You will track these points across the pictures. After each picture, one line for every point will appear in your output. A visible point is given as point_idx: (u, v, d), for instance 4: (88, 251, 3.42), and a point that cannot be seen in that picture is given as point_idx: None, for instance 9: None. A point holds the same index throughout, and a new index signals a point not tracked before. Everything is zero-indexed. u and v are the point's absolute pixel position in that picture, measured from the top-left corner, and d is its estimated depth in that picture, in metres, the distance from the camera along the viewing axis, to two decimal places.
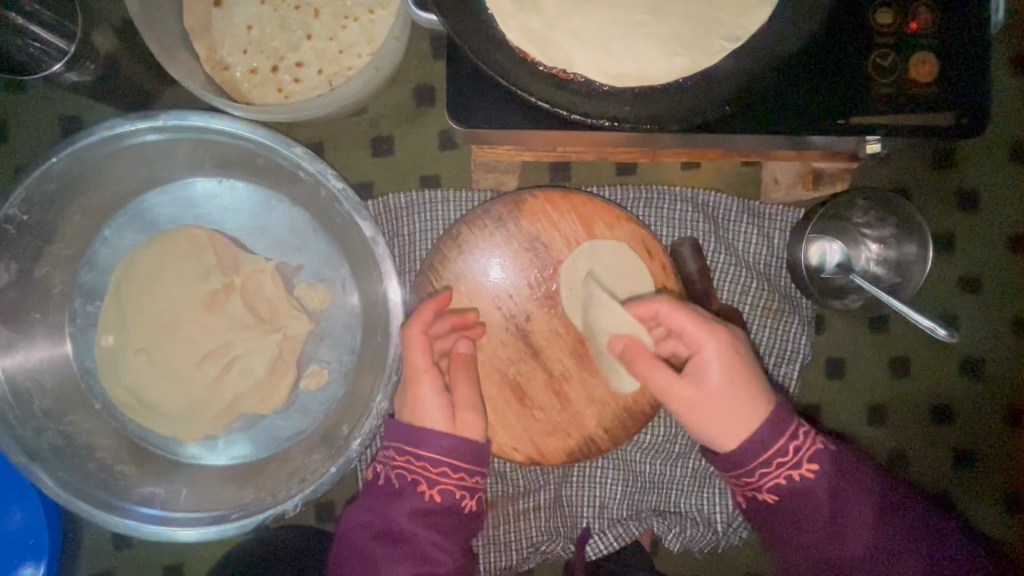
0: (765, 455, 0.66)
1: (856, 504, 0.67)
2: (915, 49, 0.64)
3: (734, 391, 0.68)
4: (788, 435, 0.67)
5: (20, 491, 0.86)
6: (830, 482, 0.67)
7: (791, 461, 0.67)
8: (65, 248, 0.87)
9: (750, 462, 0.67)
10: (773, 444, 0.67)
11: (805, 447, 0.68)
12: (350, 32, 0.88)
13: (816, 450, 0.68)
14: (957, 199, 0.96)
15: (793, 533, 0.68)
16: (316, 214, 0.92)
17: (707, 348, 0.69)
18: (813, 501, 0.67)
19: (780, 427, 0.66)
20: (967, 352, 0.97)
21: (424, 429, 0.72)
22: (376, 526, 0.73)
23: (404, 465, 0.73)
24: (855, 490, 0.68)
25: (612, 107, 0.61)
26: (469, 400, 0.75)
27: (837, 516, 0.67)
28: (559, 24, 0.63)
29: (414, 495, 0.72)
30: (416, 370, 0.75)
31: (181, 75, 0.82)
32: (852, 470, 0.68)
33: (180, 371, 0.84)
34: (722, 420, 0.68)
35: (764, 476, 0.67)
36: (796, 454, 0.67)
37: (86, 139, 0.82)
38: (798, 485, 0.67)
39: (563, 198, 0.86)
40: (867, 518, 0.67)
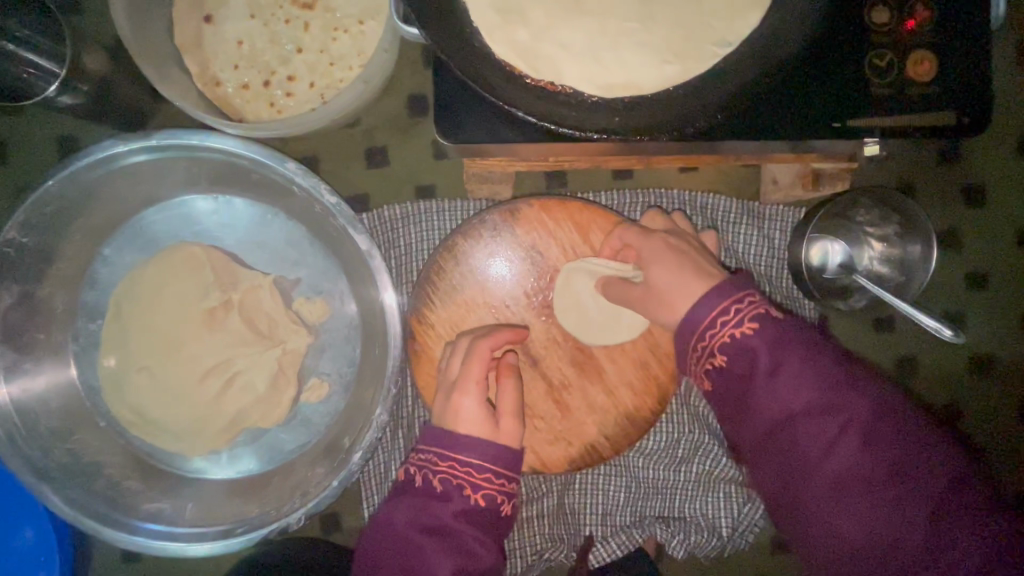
0: (727, 324, 0.60)
1: (807, 375, 0.56)
2: (912, 46, 0.63)
3: (686, 282, 0.70)
4: (732, 298, 0.61)
5: (30, 510, 0.88)
6: (773, 342, 0.58)
7: (734, 325, 0.60)
8: (66, 268, 0.88)
9: (712, 334, 0.61)
10: (711, 310, 0.61)
11: (748, 310, 0.60)
12: (340, 43, 0.88)
13: (762, 315, 0.60)
14: (963, 194, 0.94)
15: (735, 403, 0.60)
16: (313, 228, 0.92)
17: (655, 266, 0.73)
18: (754, 362, 0.58)
19: (735, 299, 0.61)
20: (976, 349, 0.96)
21: (463, 433, 0.71)
22: (418, 528, 0.67)
23: (449, 466, 0.69)
24: (811, 361, 0.57)
25: (603, 118, 0.60)
26: (513, 408, 0.74)
27: (783, 379, 0.57)
28: (547, 34, 0.62)
29: (460, 497, 0.67)
30: (467, 378, 0.75)
31: (173, 95, 0.82)
32: (800, 342, 0.58)
33: (182, 388, 0.85)
34: (670, 304, 0.69)
35: (710, 338, 0.61)
36: (738, 314, 0.60)
37: (81, 162, 0.82)
38: (738, 343, 0.59)
39: (558, 205, 0.85)
40: (819, 393, 0.55)
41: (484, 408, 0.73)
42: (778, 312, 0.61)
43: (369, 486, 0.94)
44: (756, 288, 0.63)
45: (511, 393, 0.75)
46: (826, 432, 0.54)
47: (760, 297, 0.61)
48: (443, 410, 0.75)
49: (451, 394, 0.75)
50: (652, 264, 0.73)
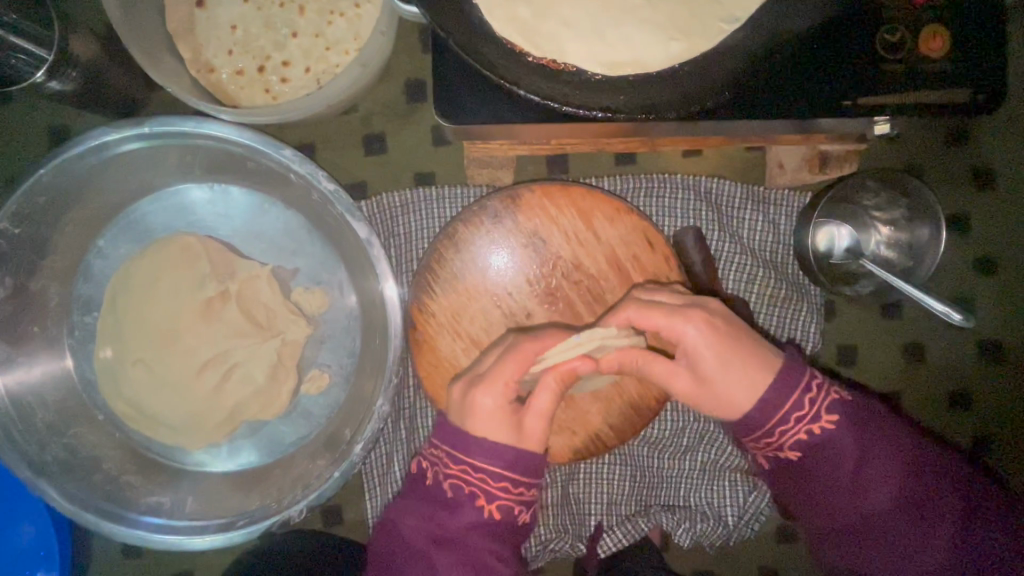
0: (806, 418, 0.69)
1: (873, 453, 0.69)
2: (925, 21, 0.61)
3: (732, 362, 0.69)
4: (802, 388, 0.69)
5: (28, 505, 0.87)
6: (848, 430, 0.69)
7: (817, 413, 0.69)
8: (59, 259, 0.86)
9: (788, 430, 0.69)
10: (789, 399, 0.68)
11: (820, 398, 0.69)
12: (336, 27, 0.86)
13: (833, 400, 0.70)
14: (972, 177, 0.93)
15: (812, 474, 0.71)
16: (311, 217, 0.91)
17: (690, 334, 0.69)
18: (834, 453, 0.69)
19: (805, 389, 0.69)
20: (985, 335, 0.94)
21: (482, 438, 0.66)
22: (427, 532, 0.69)
23: (464, 474, 0.67)
24: (874, 436, 0.70)
25: (606, 97, 0.59)
26: (546, 409, 0.67)
27: (855, 466, 0.69)
28: (548, 12, 0.61)
29: (471, 508, 0.67)
30: (497, 374, 0.68)
31: (166, 80, 0.80)
32: (874, 424, 0.70)
33: (180, 381, 0.84)
34: (730, 399, 0.69)
35: (784, 433, 0.69)
36: (814, 407, 0.69)
37: (73, 150, 0.81)
38: (817, 441, 0.69)
39: (561, 191, 0.83)
40: (881, 466, 0.69)
41: (507, 406, 0.67)
42: (841, 391, 0.71)
43: (370, 478, 0.93)
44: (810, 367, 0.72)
45: (548, 389, 0.66)
46: (908, 510, 0.68)
47: (823, 377, 0.71)
48: (461, 403, 0.69)
49: (471, 390, 0.69)
50: (690, 343, 0.69)
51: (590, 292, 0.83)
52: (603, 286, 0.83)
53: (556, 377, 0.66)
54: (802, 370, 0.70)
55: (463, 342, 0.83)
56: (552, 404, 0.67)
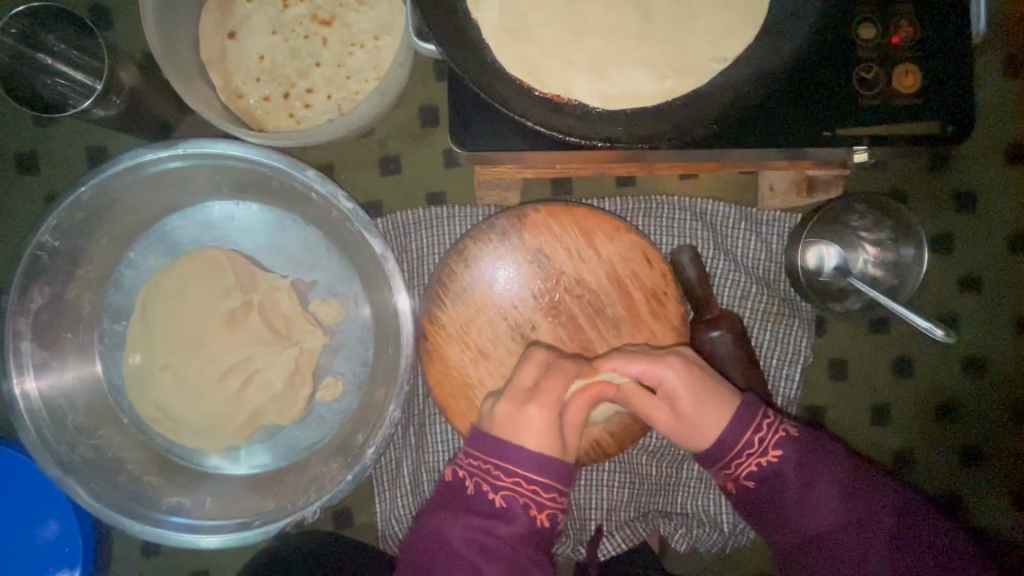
0: (755, 452, 0.77)
1: (823, 480, 0.77)
2: (897, 61, 0.66)
3: (706, 402, 0.77)
4: (753, 428, 0.77)
5: (55, 504, 0.91)
6: (797, 461, 0.77)
7: (766, 445, 0.77)
8: (94, 269, 0.92)
9: (739, 462, 0.77)
10: (741, 438, 0.77)
11: (770, 435, 0.78)
12: (356, 58, 0.92)
13: (781, 436, 0.78)
14: (954, 200, 0.98)
15: (770, 504, 0.78)
16: (329, 233, 0.97)
17: (670, 375, 0.76)
18: (787, 482, 0.77)
19: (755, 428, 0.77)
20: (970, 349, 0.99)
21: (529, 449, 0.71)
22: (479, 545, 0.71)
23: (517, 483, 0.72)
24: (820, 467, 0.77)
25: (606, 128, 0.64)
26: (577, 423, 0.74)
27: (806, 491, 0.77)
28: (552, 49, 0.67)
29: (525, 518, 0.71)
30: (545, 392, 0.72)
31: (199, 106, 0.87)
32: (813, 451, 0.78)
33: (203, 386, 0.89)
34: (701, 433, 0.78)
35: (739, 466, 0.77)
36: (763, 443, 0.77)
37: (113, 169, 0.87)
38: (770, 473, 0.77)
39: (564, 211, 0.89)
40: (830, 493, 0.76)
41: (552, 420, 0.72)
42: (790, 428, 0.79)
43: (379, 482, 0.97)
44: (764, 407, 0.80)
45: (543, 414, 0.72)
46: (856, 529, 0.75)
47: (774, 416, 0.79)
48: (510, 417, 0.73)
49: (523, 402, 0.73)
50: (670, 385, 0.76)
51: (591, 306, 0.88)
52: (604, 300, 0.88)
53: (584, 397, 0.74)
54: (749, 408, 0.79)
55: (471, 353, 0.88)
56: (585, 416, 0.74)
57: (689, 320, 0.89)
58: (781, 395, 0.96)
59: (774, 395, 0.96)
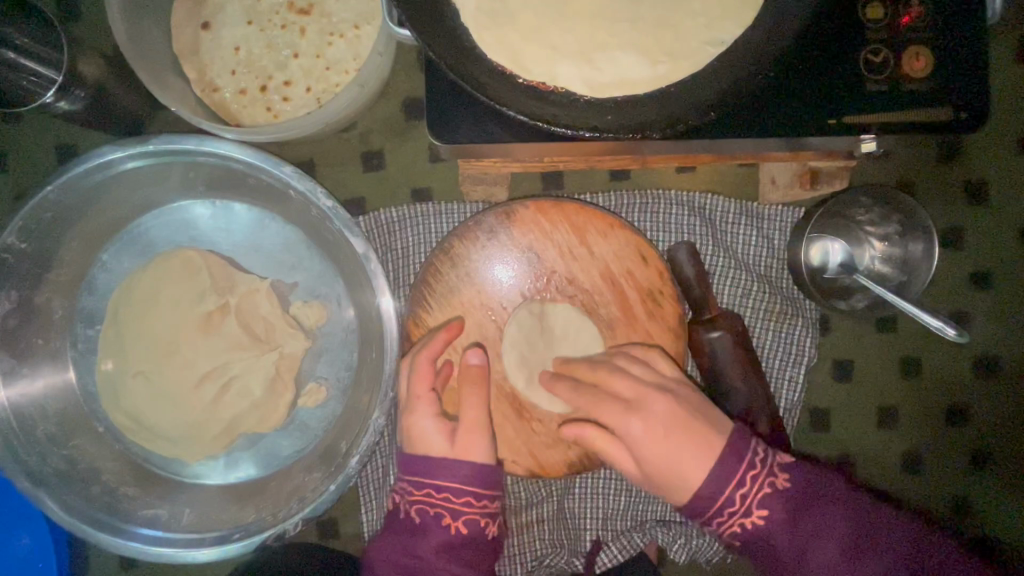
0: (737, 512, 0.66)
1: (822, 546, 0.65)
2: (908, 43, 0.62)
3: (685, 422, 0.68)
4: (732, 480, 0.66)
5: (28, 517, 0.88)
6: (784, 522, 0.66)
7: (749, 503, 0.66)
8: (65, 273, 0.88)
9: (722, 520, 0.67)
10: (720, 491, 0.66)
11: (753, 490, 0.66)
12: (336, 48, 0.88)
13: (766, 491, 0.66)
14: (963, 193, 0.93)
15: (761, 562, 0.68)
16: (310, 232, 0.92)
17: (659, 402, 0.69)
18: (777, 547, 0.66)
19: (737, 479, 0.66)
20: (981, 349, 0.94)
21: (441, 459, 0.73)
22: (402, 567, 0.72)
23: (428, 493, 0.73)
24: (821, 528, 0.65)
25: (595, 118, 0.60)
26: (478, 418, 0.73)
27: (802, 557, 0.66)
28: (537, 33, 0.62)
29: (439, 529, 0.72)
30: (418, 399, 0.76)
31: (170, 99, 0.82)
32: (809, 511, 0.66)
33: (178, 395, 0.85)
34: (682, 467, 0.67)
35: (724, 524, 0.68)
36: (744, 502, 0.66)
37: (81, 167, 0.83)
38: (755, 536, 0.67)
39: (555, 207, 0.85)
40: (829, 561, 0.64)
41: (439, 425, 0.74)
42: (777, 480, 0.67)
43: (365, 492, 0.93)
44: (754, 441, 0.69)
45: (474, 404, 0.73)
46: None
47: (760, 464, 0.67)
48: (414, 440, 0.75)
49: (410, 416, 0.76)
50: (654, 399, 0.69)
51: (584, 306, 0.85)
52: (597, 300, 0.84)
53: (470, 380, 0.74)
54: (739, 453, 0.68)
55: (459, 356, 0.84)
56: (483, 408, 0.74)
57: (687, 320, 0.85)
58: (784, 399, 0.92)
59: (777, 398, 0.92)
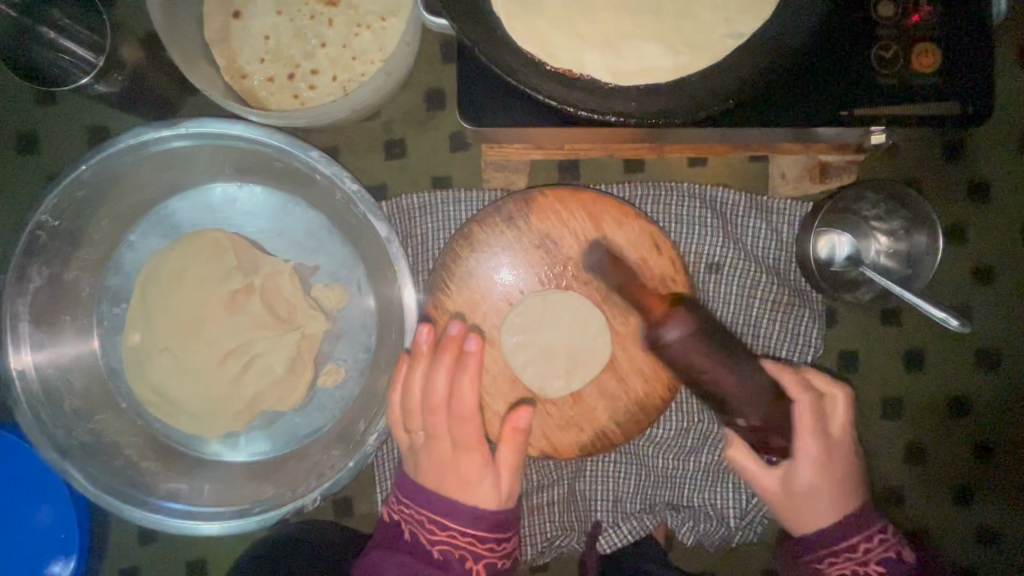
0: (855, 557, 0.73)
1: None
2: (917, 39, 0.65)
3: (827, 475, 0.75)
4: (863, 533, 0.74)
5: (51, 489, 0.90)
6: None
7: (871, 555, 0.73)
8: (92, 251, 0.91)
9: (832, 561, 0.74)
10: (847, 538, 0.74)
11: (882, 548, 0.74)
12: (362, 39, 0.91)
13: (890, 554, 0.73)
14: (967, 191, 0.96)
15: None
16: (333, 217, 0.95)
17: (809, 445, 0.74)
18: None
19: (867, 534, 0.74)
20: (983, 343, 0.97)
21: (464, 504, 0.78)
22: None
23: (450, 534, 0.77)
24: None
25: (619, 104, 0.63)
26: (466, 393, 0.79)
27: None
28: (564, 22, 0.65)
29: (461, 571, 0.75)
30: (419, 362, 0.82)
31: (202, 83, 0.85)
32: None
33: (203, 371, 0.87)
34: (807, 514, 0.76)
35: (834, 564, 0.74)
36: (869, 551, 0.73)
37: (115, 147, 0.85)
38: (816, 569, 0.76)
39: (572, 195, 0.87)
40: None
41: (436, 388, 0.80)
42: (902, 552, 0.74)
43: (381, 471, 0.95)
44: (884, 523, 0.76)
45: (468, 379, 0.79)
46: None
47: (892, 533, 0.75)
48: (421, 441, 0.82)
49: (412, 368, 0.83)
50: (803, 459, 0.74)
51: (598, 292, 0.87)
52: (611, 287, 0.87)
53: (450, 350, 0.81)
54: (791, 485, 0.76)
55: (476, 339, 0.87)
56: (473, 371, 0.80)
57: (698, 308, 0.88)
58: None
59: None
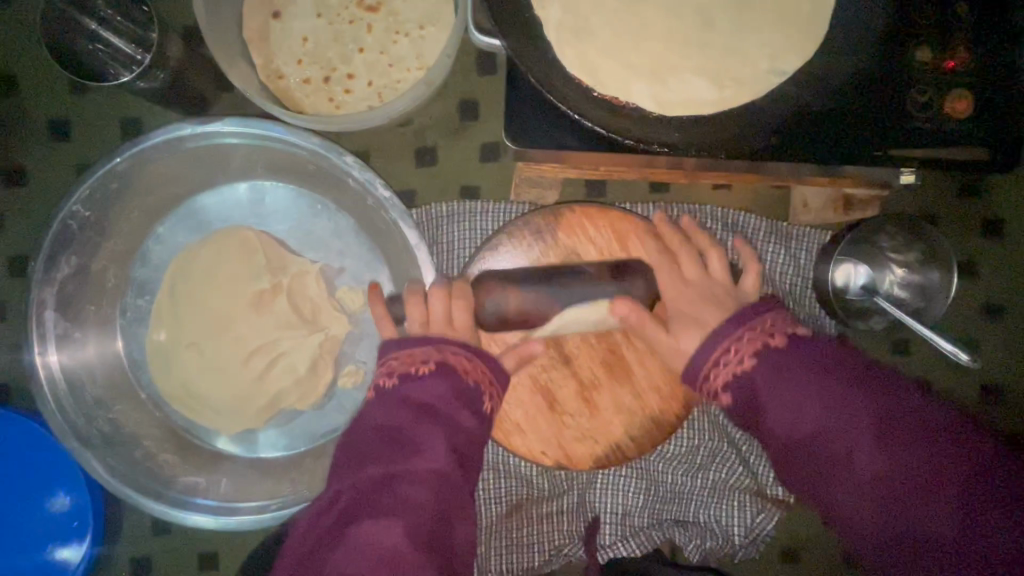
0: (731, 363, 0.69)
1: (797, 386, 0.65)
2: (952, 85, 0.66)
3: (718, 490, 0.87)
4: (727, 337, 0.70)
5: (66, 475, 0.91)
6: (773, 377, 0.66)
7: (731, 365, 0.69)
8: (121, 243, 0.92)
9: (715, 375, 0.70)
10: (715, 352, 0.71)
11: (747, 346, 0.69)
12: (400, 46, 0.92)
13: (759, 351, 0.68)
14: (981, 227, 0.98)
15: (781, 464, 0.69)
16: (362, 221, 0.96)
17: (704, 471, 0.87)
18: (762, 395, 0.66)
19: (741, 334, 0.70)
20: (988, 375, 0.99)
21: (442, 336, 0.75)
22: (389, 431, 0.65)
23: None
24: (805, 379, 0.65)
25: (664, 134, 0.65)
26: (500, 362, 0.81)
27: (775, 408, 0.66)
28: (612, 50, 0.66)
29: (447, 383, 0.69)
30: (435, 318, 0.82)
31: (240, 82, 0.86)
32: (800, 370, 0.65)
33: (228, 367, 0.88)
34: None
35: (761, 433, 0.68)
36: (737, 353, 0.69)
37: (150, 141, 0.86)
38: (744, 380, 0.68)
39: (600, 213, 0.89)
40: (808, 397, 0.64)
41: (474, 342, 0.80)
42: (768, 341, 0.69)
43: None
44: (758, 318, 0.71)
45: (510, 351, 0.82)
46: (825, 437, 0.63)
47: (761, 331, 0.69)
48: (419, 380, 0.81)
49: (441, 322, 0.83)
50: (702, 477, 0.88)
51: None
52: None
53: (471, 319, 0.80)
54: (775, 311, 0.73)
55: (498, 349, 0.88)
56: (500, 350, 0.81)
57: None
58: None
59: None
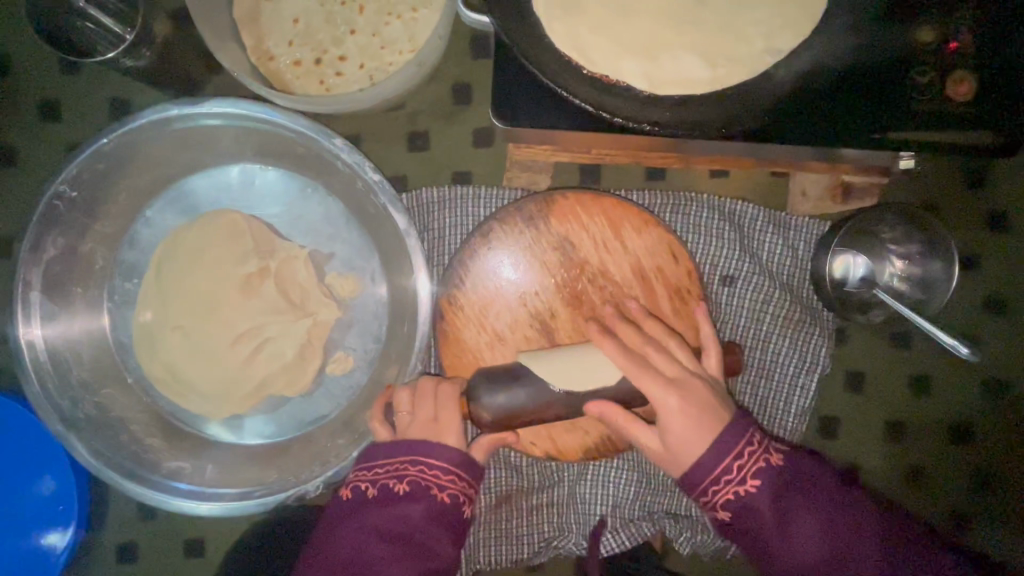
0: (732, 480, 0.69)
1: (799, 513, 0.69)
2: (956, 66, 0.64)
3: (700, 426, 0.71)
4: (733, 454, 0.69)
5: (50, 459, 0.90)
6: (773, 497, 0.69)
7: (744, 473, 0.69)
8: (109, 225, 0.91)
9: (717, 489, 0.69)
10: (719, 462, 0.69)
11: (749, 463, 0.69)
12: (392, 28, 0.91)
13: (761, 466, 0.69)
14: (985, 220, 0.96)
15: (745, 537, 0.70)
16: (352, 206, 0.95)
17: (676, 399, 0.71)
18: (761, 516, 0.68)
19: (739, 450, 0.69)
20: (990, 372, 0.97)
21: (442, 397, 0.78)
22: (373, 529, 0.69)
23: (424, 467, 0.73)
24: (799, 500, 0.69)
25: (654, 113, 0.63)
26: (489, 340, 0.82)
27: (785, 523, 0.68)
28: (603, 28, 0.65)
29: (425, 494, 0.71)
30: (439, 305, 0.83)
31: (229, 63, 0.85)
32: (801, 494, 0.70)
33: (214, 351, 0.87)
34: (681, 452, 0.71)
35: (717, 492, 0.69)
36: (741, 470, 0.69)
37: (138, 121, 0.85)
38: (746, 502, 0.68)
39: (592, 199, 0.87)
40: (812, 526, 0.68)
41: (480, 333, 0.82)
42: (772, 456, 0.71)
43: None
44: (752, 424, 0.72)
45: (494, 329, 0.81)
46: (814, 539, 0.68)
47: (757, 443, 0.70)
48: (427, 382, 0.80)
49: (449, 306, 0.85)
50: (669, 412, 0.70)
51: (613, 298, 0.87)
52: (627, 293, 0.87)
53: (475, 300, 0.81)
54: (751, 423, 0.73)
55: (488, 336, 0.87)
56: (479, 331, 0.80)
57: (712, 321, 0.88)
58: (795, 405, 0.94)
59: (788, 403, 0.94)
